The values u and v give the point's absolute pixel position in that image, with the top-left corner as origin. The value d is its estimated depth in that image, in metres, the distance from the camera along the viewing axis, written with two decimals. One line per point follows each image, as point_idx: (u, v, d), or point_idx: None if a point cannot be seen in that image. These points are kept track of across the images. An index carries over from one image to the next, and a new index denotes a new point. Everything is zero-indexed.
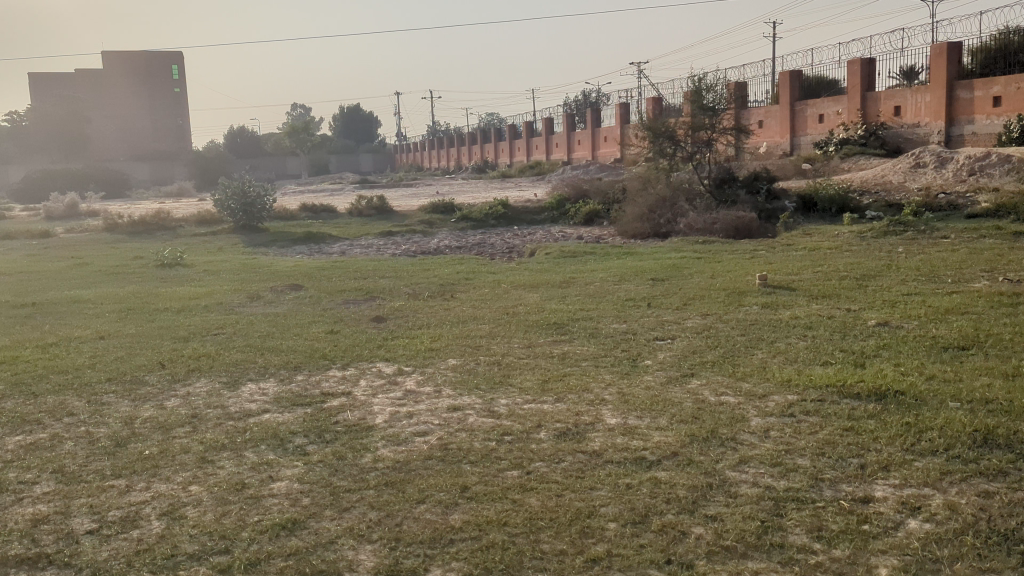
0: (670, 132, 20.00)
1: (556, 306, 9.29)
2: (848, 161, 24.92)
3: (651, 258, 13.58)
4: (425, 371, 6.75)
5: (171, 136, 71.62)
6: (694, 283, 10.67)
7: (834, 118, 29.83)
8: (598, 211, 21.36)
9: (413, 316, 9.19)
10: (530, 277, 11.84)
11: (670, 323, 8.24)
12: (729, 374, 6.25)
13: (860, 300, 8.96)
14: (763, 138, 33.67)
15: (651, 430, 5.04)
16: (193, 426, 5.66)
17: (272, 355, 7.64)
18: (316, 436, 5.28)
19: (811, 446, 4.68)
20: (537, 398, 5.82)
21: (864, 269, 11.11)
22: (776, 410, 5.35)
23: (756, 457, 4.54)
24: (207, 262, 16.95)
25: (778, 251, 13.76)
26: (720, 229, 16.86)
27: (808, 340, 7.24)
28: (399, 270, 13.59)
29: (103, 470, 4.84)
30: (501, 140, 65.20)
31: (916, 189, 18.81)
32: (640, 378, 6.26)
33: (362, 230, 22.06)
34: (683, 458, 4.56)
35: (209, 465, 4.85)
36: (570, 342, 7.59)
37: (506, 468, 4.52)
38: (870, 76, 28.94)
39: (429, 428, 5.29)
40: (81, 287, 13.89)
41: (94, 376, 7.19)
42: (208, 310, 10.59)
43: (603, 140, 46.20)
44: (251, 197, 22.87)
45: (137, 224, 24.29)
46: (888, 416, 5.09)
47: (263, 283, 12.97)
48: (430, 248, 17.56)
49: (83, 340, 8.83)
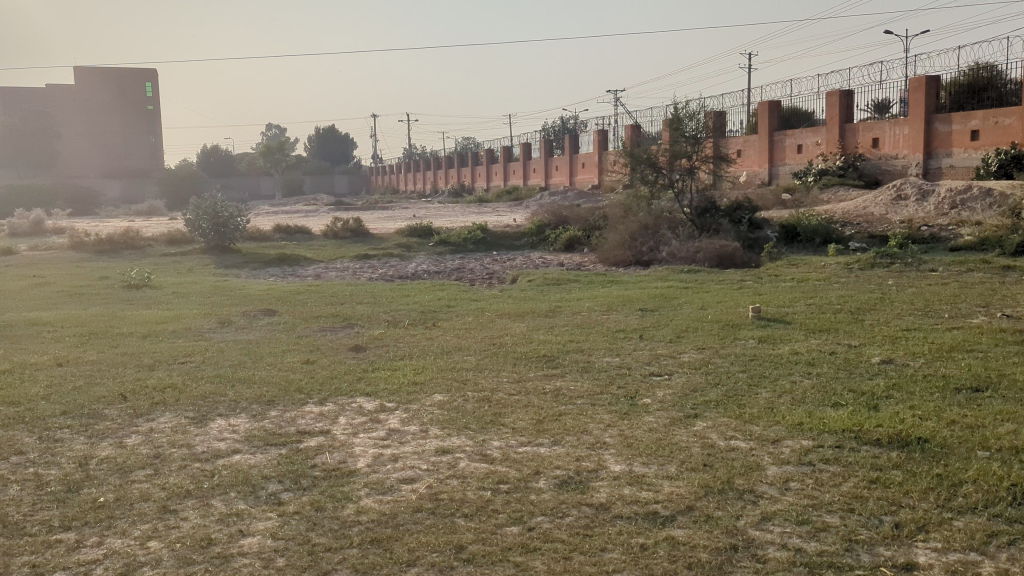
0: (651, 159, 19.56)
1: (544, 337, 8.88)
2: (827, 192, 24.81)
3: (637, 287, 13.25)
4: (409, 409, 6.25)
5: (144, 154, 71.25)
6: (684, 315, 10.29)
7: (813, 147, 29.83)
8: (579, 237, 21.08)
9: (394, 345, 8.73)
10: (515, 306, 11.45)
11: (665, 358, 7.84)
12: (735, 416, 5.84)
13: (860, 335, 8.62)
14: (744, 167, 33.63)
15: (659, 479, 4.61)
16: (153, 468, 5.16)
17: (244, 387, 7.13)
18: (292, 482, 4.80)
19: (839, 500, 4.26)
20: (532, 440, 5.38)
21: (858, 302, 10.83)
22: (792, 457, 4.93)
23: (779, 513, 4.11)
24: (176, 283, 16.42)
25: (766, 282, 13.46)
26: (704, 258, 16.58)
27: (813, 378, 6.87)
28: (378, 296, 13.08)
29: (50, 522, 4.33)
30: (478, 164, 64.99)
31: (899, 221, 18.63)
32: (640, 420, 5.82)
33: (338, 253, 21.55)
34: (699, 513, 4.14)
35: (170, 516, 4.36)
36: (563, 376, 7.16)
37: (504, 524, 4.06)
38: (849, 107, 28.91)
39: (416, 474, 4.83)
40: (40, 308, 13.30)
41: (47, 409, 6.63)
42: (176, 335, 10.05)
43: (581, 166, 46.11)
44: (223, 217, 22.25)
45: (105, 244, 23.62)
46: (915, 466, 4.66)
47: (237, 307, 12.44)
48: (408, 272, 17.13)
49: (39, 367, 8.28)
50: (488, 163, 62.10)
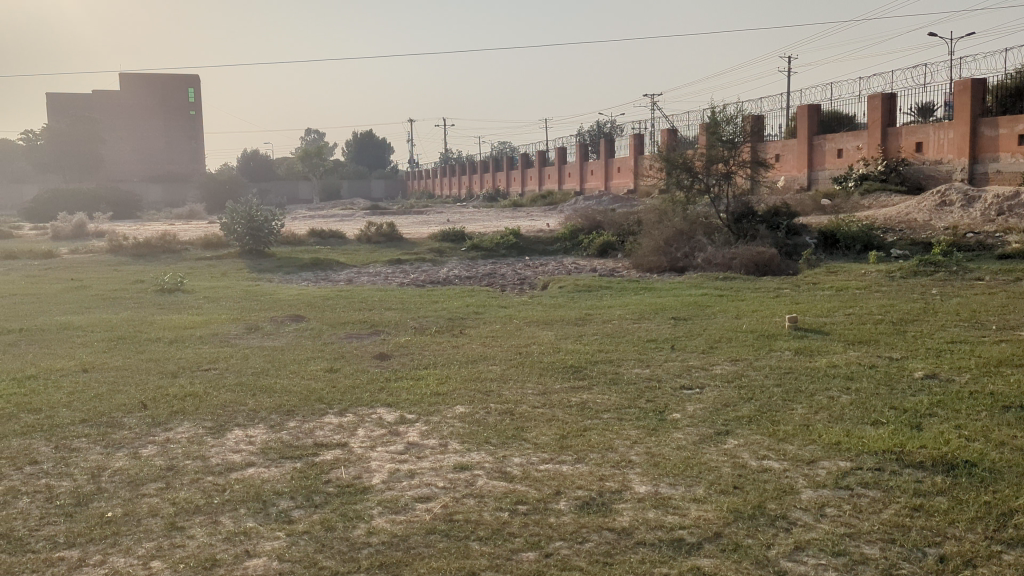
0: (687, 164, 19.20)
1: (573, 346, 8.66)
2: (868, 198, 24.25)
3: (671, 295, 12.96)
4: (430, 421, 6.09)
5: (185, 158, 72.38)
6: (717, 324, 10.01)
7: (854, 152, 29.25)
8: (613, 242, 20.82)
9: (419, 353, 8.58)
10: (544, 313, 11.24)
11: (697, 369, 7.59)
12: (768, 434, 5.56)
13: (902, 347, 8.29)
14: (782, 172, 33.10)
15: (686, 502, 4.38)
16: (165, 481, 5.04)
17: (265, 396, 7.01)
18: (304, 498, 4.64)
19: (878, 529, 3.99)
20: (555, 457, 5.17)
21: (900, 312, 10.47)
22: (829, 480, 4.66)
23: (814, 542, 3.87)
24: (209, 288, 16.47)
25: (804, 290, 13.09)
26: (740, 265, 16.22)
27: (853, 393, 6.56)
28: (407, 301, 12.97)
29: (56, 538, 4.21)
30: (513, 169, 64.98)
31: (943, 227, 18.12)
32: (669, 436, 5.58)
33: (371, 258, 21.48)
34: (728, 541, 3.90)
35: (177, 533, 4.22)
36: (590, 389, 6.93)
37: (520, 549, 3.86)
38: (891, 111, 28.28)
39: (432, 492, 4.65)
40: (74, 312, 13.40)
41: (66, 417, 6.55)
42: (202, 341, 10.01)
43: (616, 170, 45.79)
44: (258, 221, 22.34)
45: (142, 247, 23.88)
46: (961, 493, 4.37)
47: (265, 312, 12.41)
48: (439, 277, 17.02)
49: (64, 372, 8.27)
50: (523, 168, 61.96)
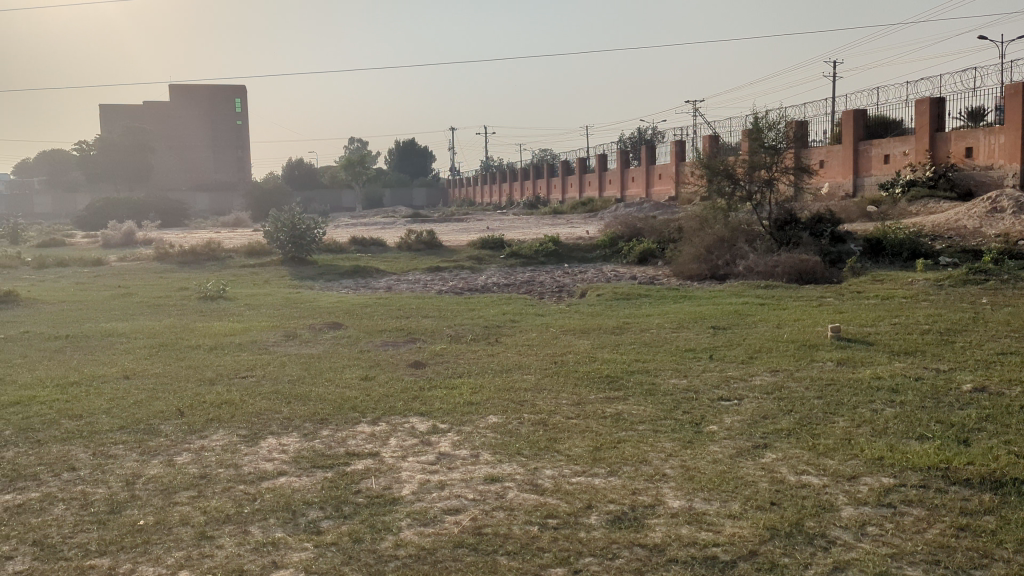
0: (729, 171, 18.93)
1: (609, 356, 8.57)
2: (916, 204, 23.73)
3: (711, 303, 12.77)
4: (462, 430, 6.04)
5: (231, 168, 73.61)
6: (758, 333, 9.82)
7: (901, 158, 28.69)
8: (653, 250, 20.64)
9: (454, 362, 8.55)
10: (581, 321, 11.15)
11: (736, 380, 7.45)
12: (808, 448, 5.42)
13: (949, 359, 8.06)
14: (826, 178, 32.60)
15: (721, 518, 4.27)
16: (198, 489, 5.05)
17: (299, 404, 7.03)
18: (333, 508, 4.61)
19: (921, 550, 3.84)
20: (587, 470, 5.08)
21: (948, 322, 10.18)
22: (870, 497, 4.51)
23: (854, 563, 3.73)
24: (251, 295, 16.65)
25: (848, 299, 12.81)
26: (783, 274, 15.96)
27: (897, 406, 6.37)
28: (444, 309, 12.95)
29: (87, 545, 4.24)
30: (553, 176, 64.99)
31: (994, 234, 17.64)
32: (705, 449, 5.46)
33: (411, 266, 21.55)
34: (764, 559, 3.79)
35: (207, 543, 4.22)
36: (625, 399, 6.83)
37: (549, 565, 3.79)
38: (940, 115, 27.69)
39: (462, 504, 4.59)
40: (119, 318, 13.63)
41: (105, 423, 6.63)
42: (241, 348, 10.11)
43: (657, 177, 45.48)
44: (301, 229, 22.56)
45: (188, 255, 24.27)
46: (1011, 512, 4.20)
47: (304, 319, 12.49)
48: (478, 285, 17.01)
49: (106, 379, 8.39)
50: (564, 175, 61.89)
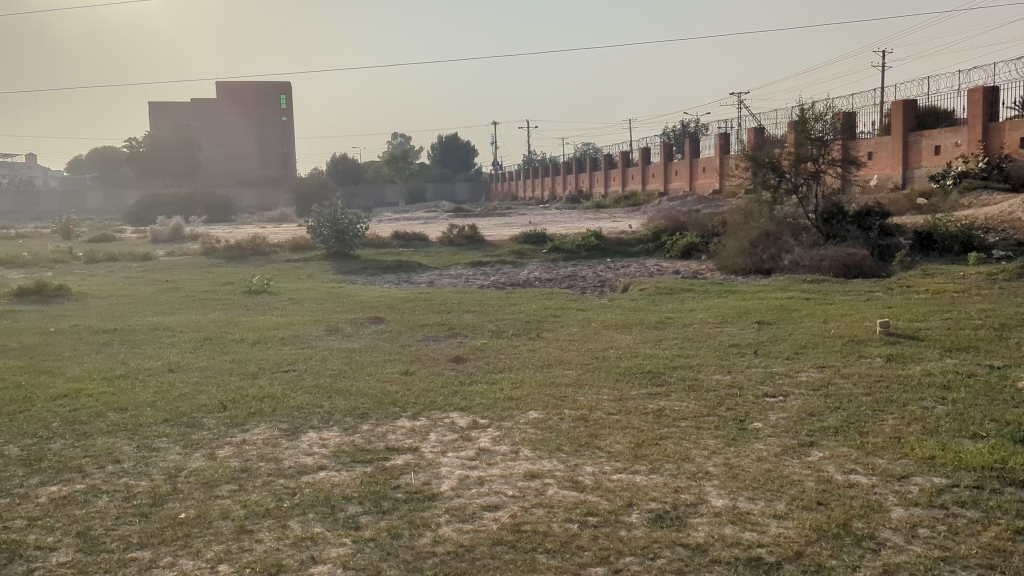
0: (774, 163, 18.58)
1: (652, 351, 8.44)
2: (968, 197, 23.12)
3: (755, 298, 12.54)
4: (502, 426, 5.99)
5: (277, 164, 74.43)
6: (804, 328, 9.62)
7: (953, 149, 27.98)
8: (697, 243, 20.39)
9: (495, 357, 8.49)
10: (623, 316, 11.03)
11: (782, 376, 7.29)
12: (856, 446, 5.27)
13: (1003, 355, 7.80)
14: (875, 170, 31.94)
15: (765, 518, 4.16)
16: (238, 483, 5.07)
17: (340, 398, 7.04)
18: (372, 504, 4.59)
19: (976, 554, 3.70)
20: (628, 467, 5.00)
21: (1002, 317, 9.87)
22: (921, 499, 4.36)
23: (905, 566, 3.61)
24: (295, 289, 16.77)
25: (897, 294, 12.49)
26: (829, 268, 15.67)
27: (950, 404, 6.17)
28: (485, 304, 12.90)
29: (129, 538, 4.27)
30: (596, 170, 64.65)
31: None
32: (749, 447, 5.34)
33: (453, 260, 21.53)
34: (810, 562, 3.68)
35: (246, 537, 4.23)
36: (668, 395, 6.73)
37: (589, 564, 3.73)
38: (994, 105, 26.95)
39: (501, 501, 4.54)
40: (166, 313, 13.80)
41: (150, 417, 6.70)
42: (284, 342, 10.15)
43: (702, 170, 44.96)
44: (344, 224, 22.67)
45: (233, 250, 24.53)
46: None
47: (346, 314, 12.51)
48: (519, 279, 16.95)
49: (151, 372, 8.49)
50: (606, 169, 61.53)
